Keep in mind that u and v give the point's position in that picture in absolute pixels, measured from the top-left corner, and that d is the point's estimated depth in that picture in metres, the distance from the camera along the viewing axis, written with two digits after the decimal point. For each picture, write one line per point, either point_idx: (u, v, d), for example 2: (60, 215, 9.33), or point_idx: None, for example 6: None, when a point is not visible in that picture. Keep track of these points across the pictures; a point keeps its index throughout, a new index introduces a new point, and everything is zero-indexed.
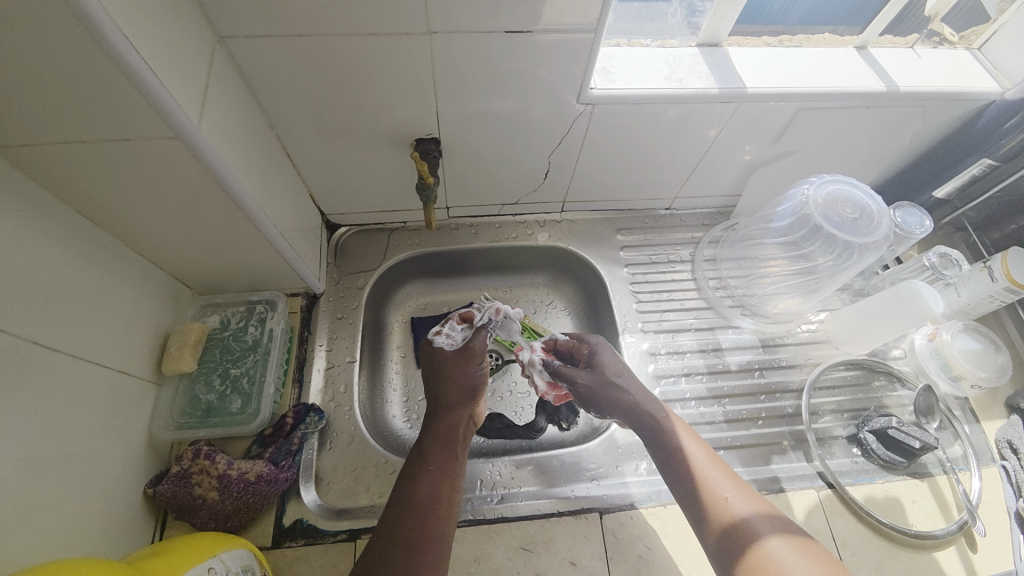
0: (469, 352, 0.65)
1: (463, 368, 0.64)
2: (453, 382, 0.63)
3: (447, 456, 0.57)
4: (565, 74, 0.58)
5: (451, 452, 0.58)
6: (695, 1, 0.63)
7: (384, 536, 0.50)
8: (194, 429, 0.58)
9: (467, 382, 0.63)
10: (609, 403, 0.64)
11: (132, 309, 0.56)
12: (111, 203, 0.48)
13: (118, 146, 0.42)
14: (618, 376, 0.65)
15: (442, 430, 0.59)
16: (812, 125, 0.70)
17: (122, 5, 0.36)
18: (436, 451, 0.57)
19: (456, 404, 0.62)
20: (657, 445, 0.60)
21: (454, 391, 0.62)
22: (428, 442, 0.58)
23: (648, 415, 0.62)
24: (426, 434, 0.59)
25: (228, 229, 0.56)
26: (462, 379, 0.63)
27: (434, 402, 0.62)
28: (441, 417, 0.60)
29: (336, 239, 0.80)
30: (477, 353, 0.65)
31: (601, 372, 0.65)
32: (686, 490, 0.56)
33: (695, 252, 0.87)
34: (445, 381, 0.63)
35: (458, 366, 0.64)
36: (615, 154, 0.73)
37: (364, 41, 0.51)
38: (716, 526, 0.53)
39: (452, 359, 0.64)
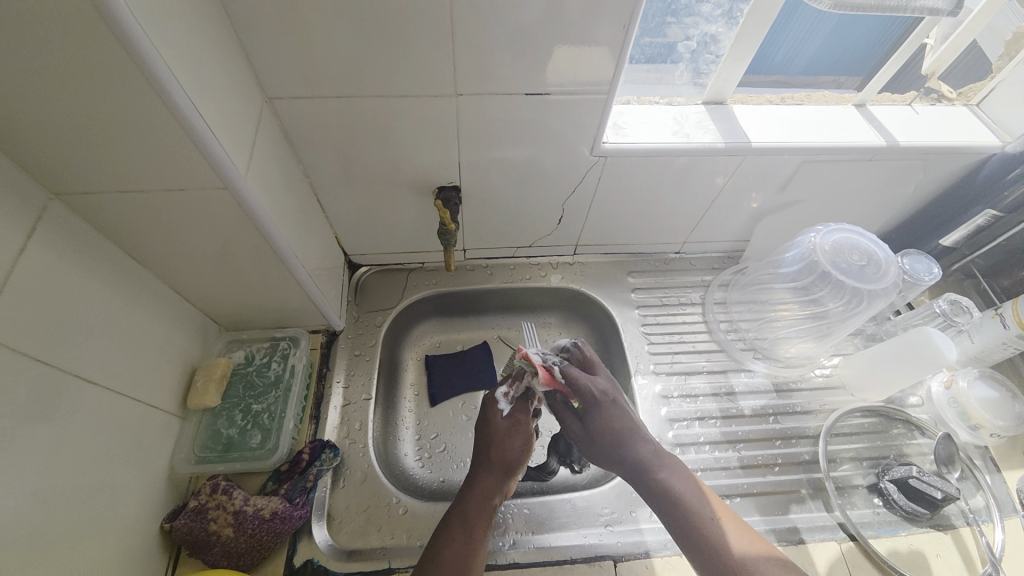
0: (518, 422, 0.63)
1: (513, 436, 0.62)
2: (501, 452, 0.61)
3: (481, 529, 0.57)
4: (579, 129, 0.63)
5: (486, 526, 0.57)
6: (701, 63, 0.68)
7: None
8: (213, 464, 0.59)
9: (514, 453, 0.61)
10: (604, 458, 0.61)
11: (165, 344, 0.58)
12: (156, 245, 0.52)
13: (172, 196, 0.46)
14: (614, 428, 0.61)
15: (482, 499, 0.59)
16: (816, 177, 0.74)
17: (189, 74, 0.41)
18: (471, 521, 0.57)
19: (499, 474, 0.60)
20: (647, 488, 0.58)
21: (501, 462, 0.61)
22: (469, 512, 0.57)
23: (650, 470, 0.59)
24: (467, 502, 0.58)
25: (259, 268, 0.59)
26: (511, 449, 0.61)
27: (477, 467, 0.61)
28: (480, 486, 0.59)
29: (357, 278, 0.84)
30: (525, 422, 0.63)
31: (594, 430, 0.61)
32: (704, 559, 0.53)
33: (705, 295, 0.88)
34: (494, 448, 0.61)
35: (509, 436, 0.62)
36: (626, 201, 0.77)
37: (395, 102, 0.56)
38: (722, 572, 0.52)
39: (502, 428, 0.62)
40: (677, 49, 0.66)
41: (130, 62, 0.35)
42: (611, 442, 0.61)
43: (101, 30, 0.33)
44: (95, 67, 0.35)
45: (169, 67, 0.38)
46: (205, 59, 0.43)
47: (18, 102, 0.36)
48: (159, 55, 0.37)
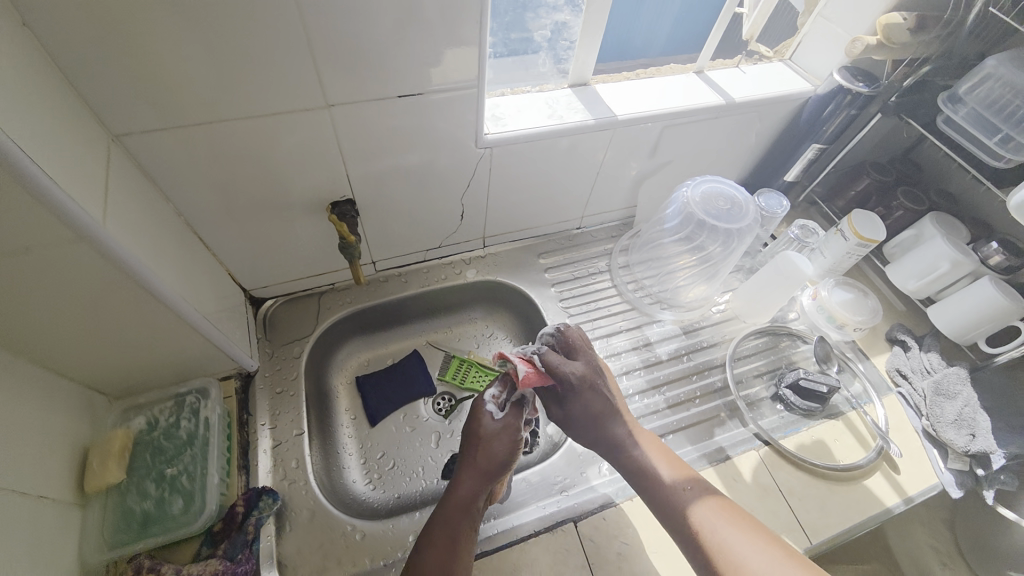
0: (509, 425, 0.62)
1: (500, 438, 0.61)
2: (489, 462, 0.60)
3: (463, 530, 0.57)
4: (460, 125, 0.65)
5: (466, 529, 0.57)
6: (559, 50, 0.74)
7: None
8: (132, 544, 0.53)
9: (500, 457, 0.60)
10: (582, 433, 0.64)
11: (45, 429, 0.51)
12: (6, 319, 0.45)
13: (16, 258, 0.41)
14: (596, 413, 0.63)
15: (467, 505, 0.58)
16: (677, 140, 0.83)
17: (14, 120, 0.36)
18: (449, 524, 0.57)
19: (481, 475, 0.60)
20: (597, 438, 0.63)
21: (485, 463, 0.60)
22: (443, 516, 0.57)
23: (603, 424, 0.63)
24: (444, 506, 0.58)
25: (144, 321, 0.54)
26: (496, 449, 0.60)
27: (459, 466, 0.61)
28: (458, 489, 0.59)
29: (263, 314, 0.79)
30: (515, 427, 0.62)
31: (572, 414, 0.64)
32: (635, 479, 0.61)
33: (610, 261, 0.95)
34: (480, 450, 0.61)
35: (497, 438, 0.61)
36: (521, 187, 0.81)
37: (264, 120, 0.54)
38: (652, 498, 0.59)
39: (490, 431, 0.62)
40: (534, 39, 0.71)
41: None
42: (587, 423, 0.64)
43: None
44: None
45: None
46: (29, 100, 0.38)
47: None
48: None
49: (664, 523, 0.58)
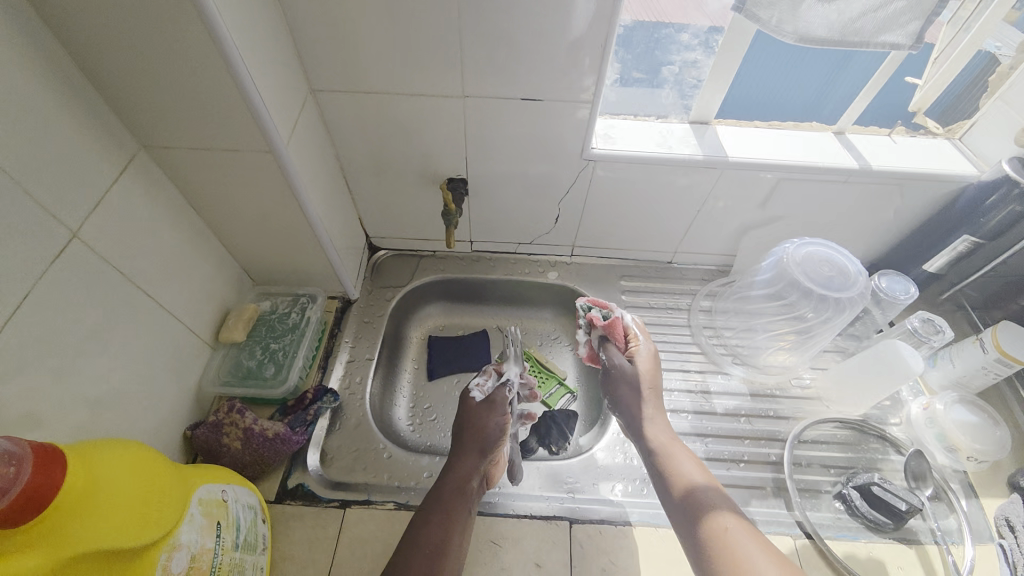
0: (494, 403, 0.70)
1: (488, 417, 0.69)
2: (478, 434, 0.67)
3: (461, 505, 0.60)
4: (571, 135, 0.72)
5: (464, 502, 0.61)
6: (685, 87, 0.77)
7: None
8: (233, 387, 0.69)
9: (489, 431, 0.67)
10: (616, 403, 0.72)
11: (208, 284, 0.70)
12: (212, 197, 0.64)
13: (230, 155, 0.58)
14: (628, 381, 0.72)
15: (463, 478, 0.63)
16: (793, 195, 0.80)
17: (260, 62, 0.53)
18: (449, 497, 0.61)
19: (473, 452, 0.65)
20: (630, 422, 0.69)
21: (476, 441, 0.66)
22: (445, 489, 0.61)
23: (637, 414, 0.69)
24: (444, 481, 0.63)
25: (290, 229, 0.70)
26: (485, 427, 0.67)
27: (455, 449, 0.66)
28: (455, 467, 0.64)
29: (375, 259, 0.95)
30: (500, 403, 0.70)
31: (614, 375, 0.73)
32: (656, 472, 0.63)
33: (692, 302, 0.93)
34: (469, 429, 0.68)
35: (485, 417, 0.69)
36: (617, 205, 0.85)
37: (414, 99, 0.68)
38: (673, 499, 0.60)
39: (478, 410, 0.70)
40: (662, 73, 0.76)
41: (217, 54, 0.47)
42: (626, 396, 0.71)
43: (192, 17, 0.44)
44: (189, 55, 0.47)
45: (247, 54, 0.50)
46: (271, 52, 0.56)
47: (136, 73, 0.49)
48: (241, 47, 0.49)
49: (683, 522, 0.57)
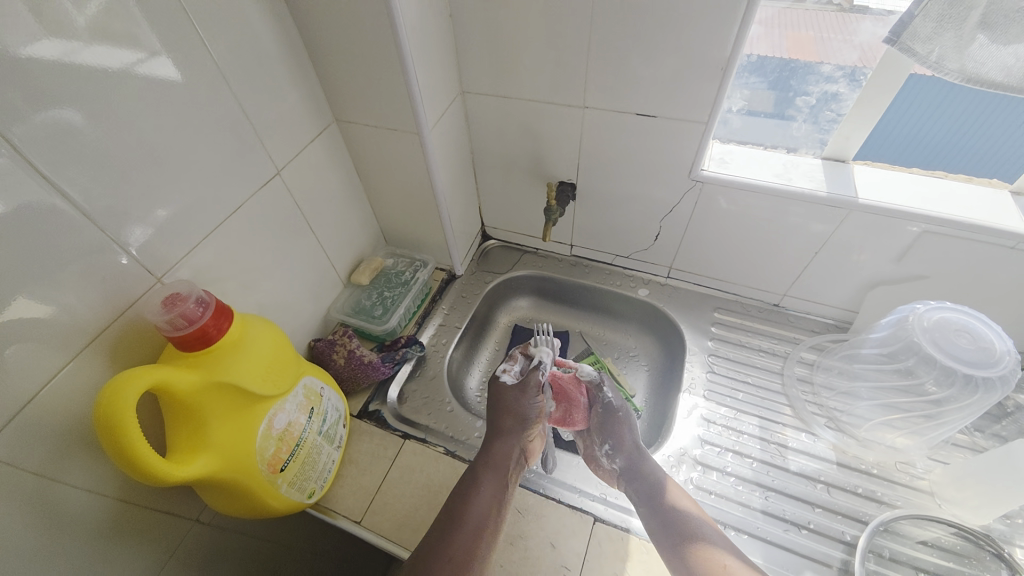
0: (526, 386, 0.75)
1: (522, 401, 0.74)
2: (514, 417, 0.72)
3: (499, 481, 0.66)
4: (681, 155, 0.74)
5: (503, 478, 0.66)
6: (822, 119, 0.73)
7: (441, 538, 0.59)
8: (349, 318, 0.85)
9: (523, 412, 0.73)
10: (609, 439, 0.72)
11: (353, 235, 0.88)
12: (371, 164, 0.81)
13: (389, 133, 0.74)
14: (622, 416, 0.75)
15: (501, 458, 0.68)
16: (941, 253, 0.70)
17: (425, 62, 0.67)
18: (488, 474, 0.66)
19: (509, 434, 0.71)
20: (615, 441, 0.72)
21: (509, 423, 0.72)
22: (482, 466, 0.67)
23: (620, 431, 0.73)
24: (481, 459, 0.68)
25: (420, 202, 0.85)
26: (520, 410, 0.73)
27: (490, 430, 0.72)
28: (493, 447, 0.69)
29: (485, 246, 1.07)
30: (531, 386, 0.76)
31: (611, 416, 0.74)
32: (648, 490, 0.65)
33: (792, 351, 0.85)
34: (503, 413, 0.73)
35: (519, 400, 0.74)
36: (723, 233, 0.83)
37: (540, 106, 0.77)
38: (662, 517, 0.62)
39: (513, 393, 0.75)
40: (796, 103, 0.73)
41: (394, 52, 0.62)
42: (610, 431, 0.73)
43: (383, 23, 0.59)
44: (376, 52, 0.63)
45: (414, 55, 0.64)
46: (435, 56, 0.69)
47: (341, 63, 0.67)
48: (411, 49, 0.63)
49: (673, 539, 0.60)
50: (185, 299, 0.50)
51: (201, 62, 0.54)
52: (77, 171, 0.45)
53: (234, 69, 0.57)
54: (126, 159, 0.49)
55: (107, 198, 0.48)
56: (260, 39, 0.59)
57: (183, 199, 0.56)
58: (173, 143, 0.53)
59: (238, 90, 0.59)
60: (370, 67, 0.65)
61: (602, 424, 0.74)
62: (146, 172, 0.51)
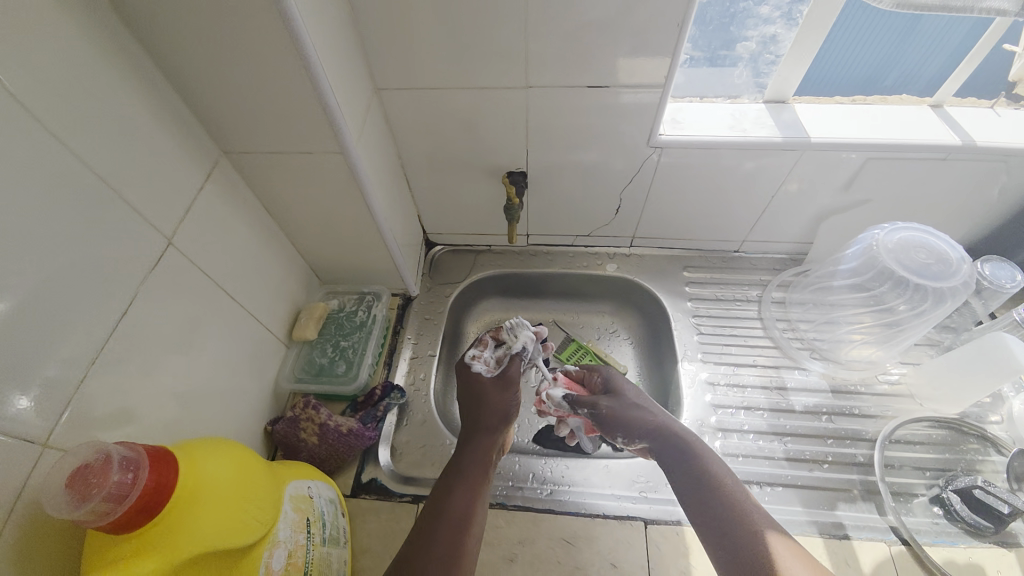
0: (509, 381, 0.71)
1: (504, 396, 0.70)
2: (495, 411, 0.68)
3: (482, 475, 0.61)
4: (637, 124, 0.69)
5: (485, 472, 0.62)
6: (760, 64, 0.72)
7: (422, 544, 0.53)
8: (307, 384, 0.72)
9: (505, 408, 0.69)
10: (626, 431, 0.65)
11: (281, 284, 0.72)
12: (285, 197, 0.66)
13: (304, 158, 0.59)
14: (636, 403, 0.68)
15: (479, 451, 0.64)
16: (883, 176, 0.74)
17: (333, 63, 0.53)
18: (472, 467, 0.61)
19: (492, 429, 0.67)
20: (643, 426, 0.65)
21: (491, 417, 0.68)
22: (466, 461, 0.62)
23: (648, 414, 0.66)
24: (465, 454, 0.63)
25: (357, 229, 0.71)
26: (503, 407, 0.69)
27: (474, 424, 0.67)
28: (475, 440, 0.65)
29: (432, 255, 0.95)
30: (514, 381, 0.71)
31: (619, 409, 0.67)
32: (688, 477, 0.59)
33: (763, 293, 0.88)
34: (485, 407, 0.69)
35: (501, 394, 0.70)
36: (683, 192, 0.81)
37: (476, 93, 0.66)
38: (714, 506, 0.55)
39: (491, 384, 0.71)
40: (736, 51, 0.70)
41: (299, 62, 0.48)
42: (624, 422, 0.66)
43: (274, 22, 0.44)
44: (272, 62, 0.48)
45: (322, 58, 0.50)
46: (342, 53, 0.55)
47: (220, 82, 0.50)
48: (317, 51, 0.49)
49: (725, 529, 0.52)
50: (106, 467, 0.35)
51: (5, 123, 0.36)
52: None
53: (59, 122, 0.40)
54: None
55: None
56: (89, 70, 0.42)
57: (33, 322, 0.39)
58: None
59: (75, 149, 0.42)
60: (266, 82, 0.50)
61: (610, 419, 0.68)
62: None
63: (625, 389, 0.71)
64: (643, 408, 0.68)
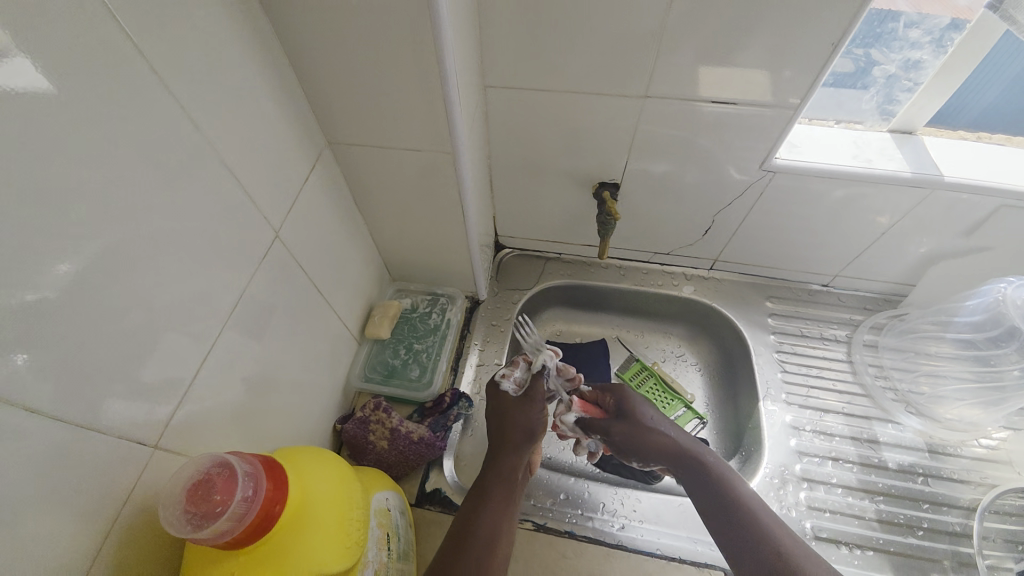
0: (533, 399, 0.66)
1: (526, 414, 0.64)
2: (520, 428, 0.63)
3: (508, 494, 0.59)
4: (753, 145, 0.64)
5: (512, 491, 0.59)
6: (895, 90, 0.66)
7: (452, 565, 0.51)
8: (379, 385, 0.71)
9: (529, 425, 0.64)
10: (639, 451, 0.66)
11: (359, 279, 0.70)
12: (378, 190, 0.63)
13: (410, 154, 0.57)
14: (647, 424, 0.66)
15: (507, 469, 0.61)
16: (1016, 224, 0.67)
17: (460, 59, 0.50)
18: (498, 488, 0.59)
19: (517, 446, 0.63)
20: (657, 444, 0.65)
21: (516, 434, 0.63)
22: (492, 480, 0.59)
23: (660, 433, 0.66)
24: (492, 473, 0.60)
25: (443, 229, 0.69)
26: (526, 422, 0.64)
27: (498, 441, 0.63)
28: (502, 458, 0.61)
29: (500, 258, 0.92)
30: (539, 397, 0.66)
31: (630, 432, 0.66)
32: (707, 499, 0.60)
33: (852, 334, 0.82)
34: (507, 422, 0.64)
35: (523, 412, 0.64)
36: (784, 220, 0.75)
37: (588, 99, 0.62)
38: (731, 527, 0.58)
39: (516, 405, 0.65)
40: (872, 74, 0.64)
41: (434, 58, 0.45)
42: (637, 442, 0.66)
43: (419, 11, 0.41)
44: (407, 55, 0.45)
45: (454, 53, 0.47)
46: (466, 48, 0.52)
47: (347, 70, 0.48)
48: (450, 46, 0.45)
49: (745, 551, 0.55)
50: (230, 483, 0.34)
51: (147, 106, 0.34)
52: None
53: (194, 104, 0.38)
54: (69, 292, 0.31)
55: (48, 360, 0.30)
56: (223, 50, 0.40)
57: (159, 317, 0.38)
58: (133, 243, 0.35)
59: (207, 134, 0.40)
60: (394, 72, 0.47)
61: (624, 442, 0.67)
62: (102, 300, 0.33)
63: (639, 412, 0.67)
64: (654, 427, 0.66)
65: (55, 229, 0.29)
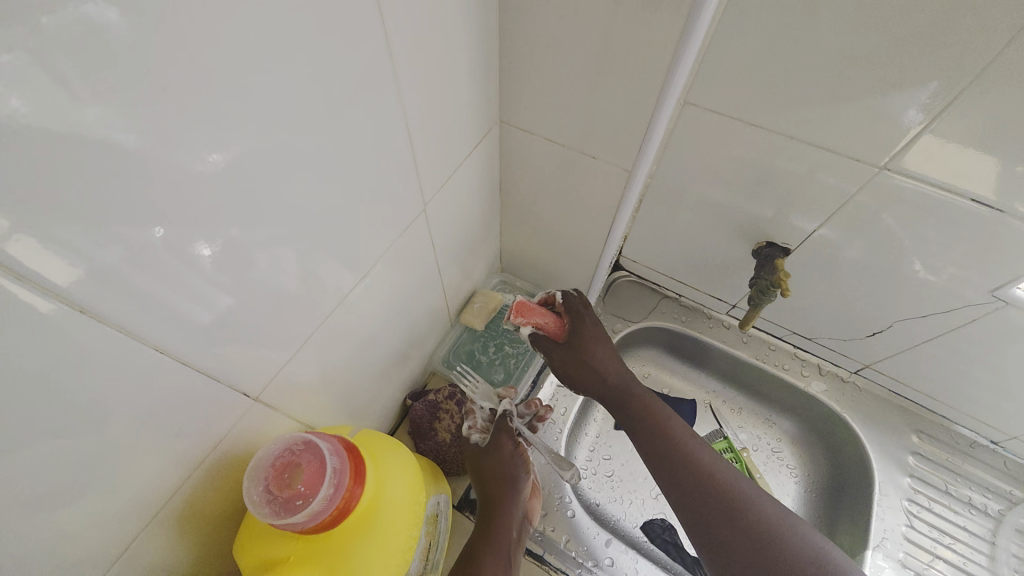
0: (502, 441, 0.58)
1: (505, 453, 0.57)
2: (498, 478, 0.56)
3: (499, 553, 0.50)
4: (994, 265, 0.50)
5: (503, 552, 0.50)
6: None
7: None
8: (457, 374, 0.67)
9: (511, 469, 0.56)
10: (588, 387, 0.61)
11: (472, 262, 0.66)
12: (526, 181, 0.58)
13: (583, 158, 0.51)
14: (591, 349, 0.60)
15: (501, 524, 0.53)
16: None
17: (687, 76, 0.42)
18: (485, 547, 0.50)
19: (507, 498, 0.54)
20: (606, 386, 0.60)
21: (498, 487, 0.55)
22: (479, 539, 0.51)
23: (614, 378, 0.60)
24: (482, 528, 0.52)
25: (577, 240, 0.63)
26: (506, 462, 0.56)
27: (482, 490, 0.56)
28: (494, 509, 0.54)
29: (612, 278, 0.84)
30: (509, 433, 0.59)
31: (571, 360, 0.61)
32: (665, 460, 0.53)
33: (1010, 513, 0.67)
34: (489, 467, 0.56)
35: (495, 456, 0.57)
36: (987, 355, 0.59)
37: (803, 151, 0.50)
38: (697, 498, 0.50)
39: (489, 455, 0.57)
40: None
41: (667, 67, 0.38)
42: (584, 376, 0.61)
43: None
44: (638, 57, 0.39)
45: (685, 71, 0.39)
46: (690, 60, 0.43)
47: (557, 56, 0.42)
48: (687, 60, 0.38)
49: (714, 525, 0.48)
50: (316, 478, 0.34)
51: (342, 51, 0.30)
52: (129, 286, 0.24)
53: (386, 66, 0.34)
54: (222, 244, 0.28)
55: (191, 307, 0.28)
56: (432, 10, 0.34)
57: (289, 279, 0.35)
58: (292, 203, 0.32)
59: (387, 99, 0.35)
60: (610, 72, 0.41)
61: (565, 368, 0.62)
62: (247, 258, 0.30)
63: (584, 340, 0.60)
64: (595, 355, 0.60)
65: (228, 177, 0.27)
